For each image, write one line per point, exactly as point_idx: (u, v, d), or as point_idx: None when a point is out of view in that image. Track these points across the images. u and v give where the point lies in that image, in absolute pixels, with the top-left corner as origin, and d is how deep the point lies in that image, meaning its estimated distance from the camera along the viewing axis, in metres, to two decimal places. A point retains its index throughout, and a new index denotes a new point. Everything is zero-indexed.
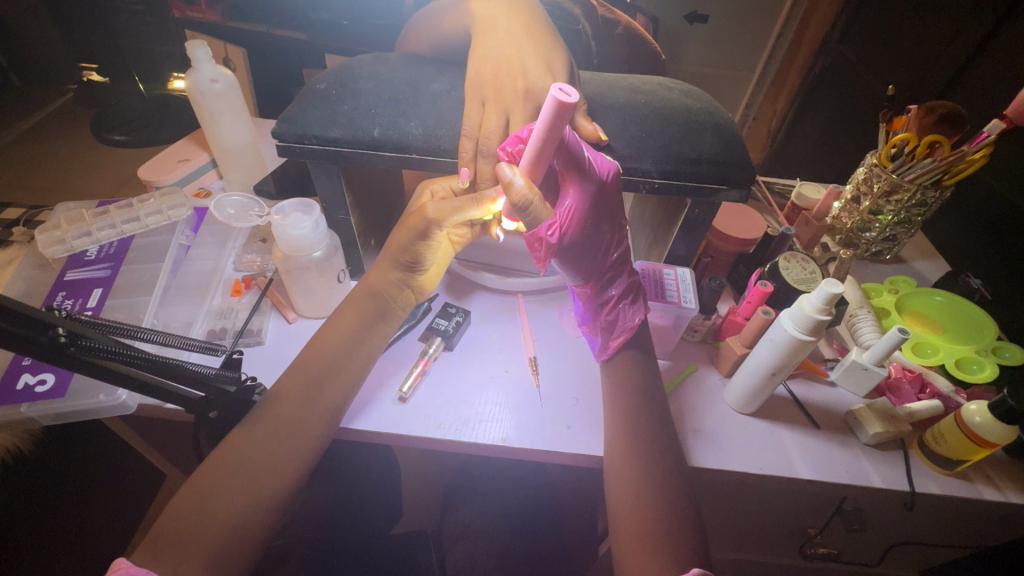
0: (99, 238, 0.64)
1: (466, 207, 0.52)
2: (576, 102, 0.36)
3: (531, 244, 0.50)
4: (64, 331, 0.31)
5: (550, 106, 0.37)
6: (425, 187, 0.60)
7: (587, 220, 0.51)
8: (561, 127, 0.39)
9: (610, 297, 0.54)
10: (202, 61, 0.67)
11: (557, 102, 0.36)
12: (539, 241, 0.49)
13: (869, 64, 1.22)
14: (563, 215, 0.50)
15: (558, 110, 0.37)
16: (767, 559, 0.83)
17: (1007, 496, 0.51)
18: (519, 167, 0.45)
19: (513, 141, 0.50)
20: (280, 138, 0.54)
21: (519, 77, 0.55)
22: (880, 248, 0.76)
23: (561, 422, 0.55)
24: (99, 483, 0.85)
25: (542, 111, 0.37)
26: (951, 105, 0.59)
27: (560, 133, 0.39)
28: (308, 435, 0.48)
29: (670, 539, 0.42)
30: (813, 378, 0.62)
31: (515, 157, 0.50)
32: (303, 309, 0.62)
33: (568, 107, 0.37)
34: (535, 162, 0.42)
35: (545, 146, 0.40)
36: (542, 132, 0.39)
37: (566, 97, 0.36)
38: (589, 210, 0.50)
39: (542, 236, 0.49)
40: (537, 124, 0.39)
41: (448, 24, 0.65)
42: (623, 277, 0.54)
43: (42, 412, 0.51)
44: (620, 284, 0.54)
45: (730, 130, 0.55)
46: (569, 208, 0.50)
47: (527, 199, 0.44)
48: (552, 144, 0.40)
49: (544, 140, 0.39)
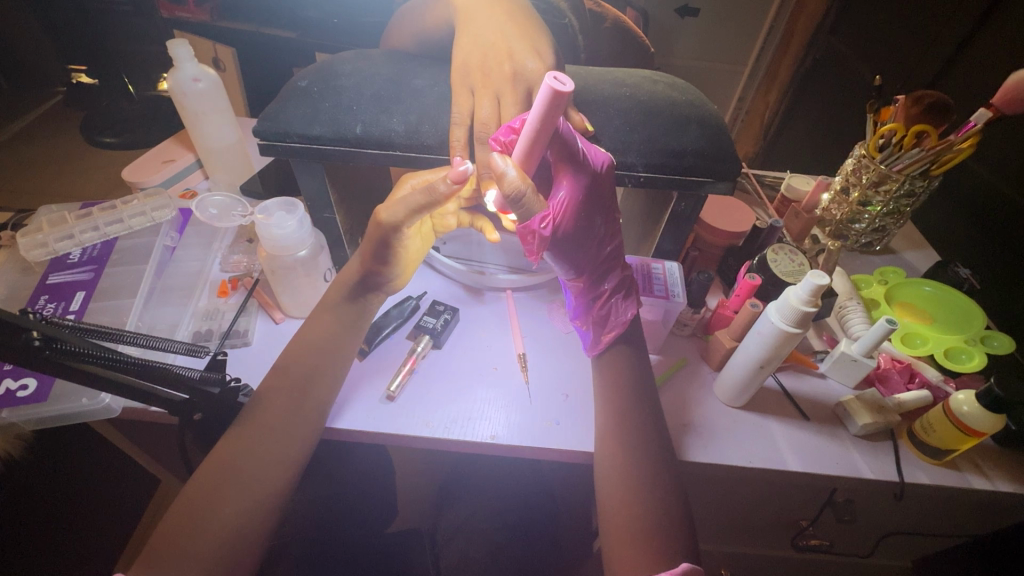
0: (82, 240, 0.64)
1: (425, 202, 0.49)
2: (571, 91, 0.35)
3: (522, 237, 0.48)
4: (38, 335, 0.31)
5: (545, 94, 0.35)
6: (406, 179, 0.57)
7: (581, 213, 0.49)
8: (556, 117, 0.37)
9: (603, 292, 0.54)
10: (184, 60, 0.66)
11: (552, 90, 0.35)
12: (531, 234, 0.47)
13: (860, 54, 1.21)
14: (556, 207, 0.48)
15: (553, 99, 0.35)
16: (760, 552, 0.83)
17: (995, 484, 0.51)
18: (512, 158, 0.43)
19: (506, 132, 0.47)
20: (261, 137, 0.53)
21: (506, 62, 0.54)
22: (870, 240, 0.76)
23: (550, 419, 0.54)
24: (87, 496, 0.84)
25: (537, 100, 0.36)
26: (937, 95, 0.59)
27: (554, 123, 0.38)
28: (297, 436, 0.48)
29: (658, 533, 0.42)
30: (802, 370, 0.61)
31: (509, 148, 0.47)
32: (290, 309, 0.62)
33: (564, 96, 0.35)
34: (529, 153, 0.41)
35: (539, 137, 0.39)
36: (536, 122, 0.38)
37: (561, 86, 0.35)
38: (583, 202, 0.48)
39: (534, 229, 0.46)
40: (532, 114, 0.38)
41: (432, 19, 0.65)
42: (616, 271, 0.54)
43: (24, 418, 0.50)
44: (614, 280, 0.53)
45: (716, 121, 0.55)
46: (563, 200, 0.48)
47: (519, 190, 0.41)
48: (545, 136, 0.39)
49: (539, 130, 0.38)
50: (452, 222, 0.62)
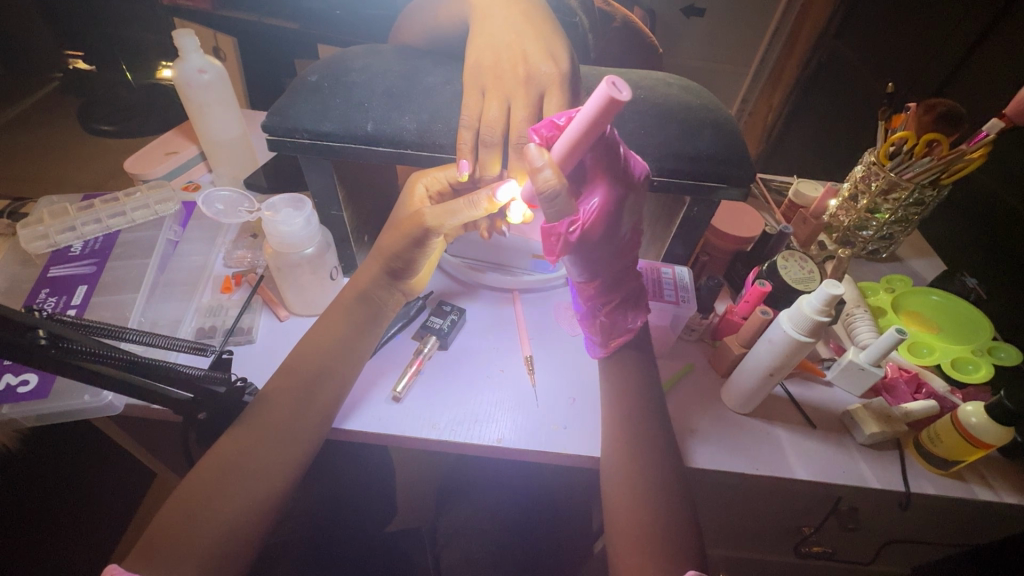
0: (84, 233, 0.63)
1: (465, 209, 0.49)
2: (627, 100, 0.34)
3: (545, 235, 0.47)
4: (44, 334, 0.30)
5: (600, 99, 0.34)
6: (416, 181, 0.58)
7: (609, 221, 0.47)
8: (604, 125, 0.36)
9: (613, 298, 0.52)
10: (190, 51, 0.65)
11: (609, 97, 0.34)
12: (555, 235, 0.46)
13: (865, 60, 1.21)
14: (587, 213, 0.46)
15: (607, 105, 0.34)
16: (760, 557, 0.83)
17: (1001, 496, 0.52)
18: (549, 154, 0.41)
19: (549, 125, 0.43)
20: (270, 132, 0.53)
21: (520, 64, 0.54)
22: (876, 247, 0.76)
23: (556, 422, 0.54)
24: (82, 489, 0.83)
25: (590, 101, 0.35)
26: (950, 103, 0.58)
27: (602, 129, 0.37)
28: (302, 436, 0.47)
29: (667, 540, 0.42)
30: (809, 378, 0.61)
31: (549, 143, 0.43)
32: (295, 307, 0.61)
33: (618, 104, 0.34)
34: (570, 153, 0.39)
35: (584, 139, 0.38)
36: (587, 119, 0.36)
37: (618, 94, 0.34)
38: (614, 211, 0.47)
39: (561, 231, 0.46)
40: (581, 115, 0.36)
41: (444, 16, 0.64)
42: (626, 279, 0.52)
43: (24, 413, 0.49)
44: (625, 286, 0.52)
45: (730, 126, 0.54)
46: (595, 207, 0.45)
47: (555, 188, 0.40)
48: (590, 140, 0.38)
49: (586, 134, 0.37)
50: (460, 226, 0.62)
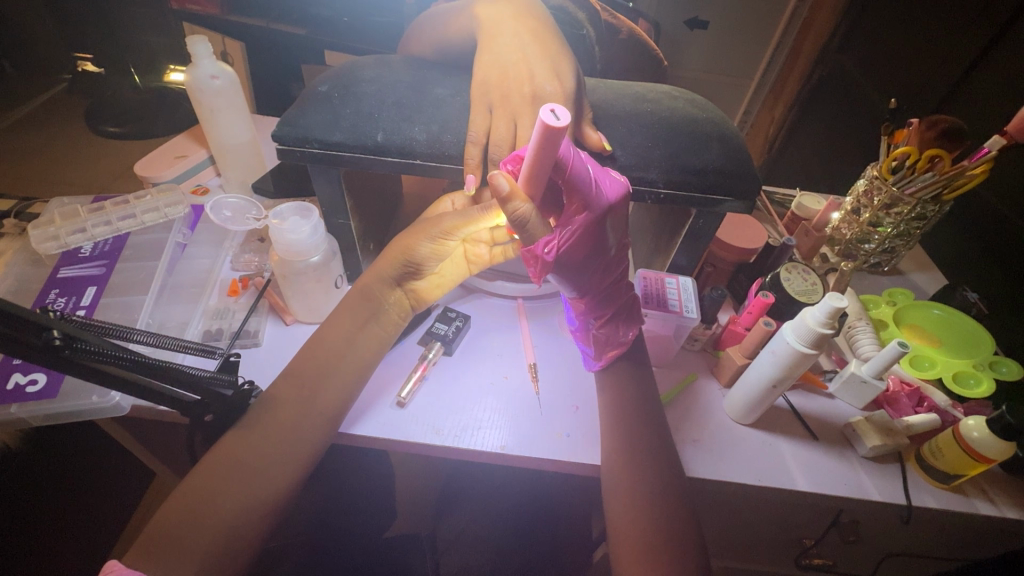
0: (93, 234, 0.64)
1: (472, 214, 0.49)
2: (565, 126, 0.34)
3: (525, 259, 0.47)
4: (60, 335, 0.30)
5: (539, 130, 0.34)
6: (446, 197, 0.57)
7: (587, 242, 0.48)
8: (553, 151, 0.36)
9: (602, 316, 0.53)
10: (202, 57, 0.66)
11: (545, 126, 0.34)
12: (534, 257, 0.46)
13: (868, 74, 1.22)
14: (563, 234, 0.47)
15: (546, 134, 0.34)
16: (761, 569, 0.83)
17: (1002, 511, 0.52)
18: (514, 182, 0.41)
19: (513, 160, 0.46)
20: (280, 142, 0.53)
21: (526, 83, 0.54)
22: (878, 260, 0.76)
23: (560, 430, 0.54)
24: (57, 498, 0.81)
25: (532, 134, 0.35)
26: (953, 120, 0.59)
27: (553, 155, 0.37)
28: (306, 438, 0.47)
29: (667, 550, 0.42)
30: (811, 390, 0.61)
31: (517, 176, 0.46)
32: (300, 314, 0.61)
33: (558, 131, 0.34)
34: (533, 180, 0.40)
35: (540, 167, 0.38)
36: (533, 156, 0.37)
37: (554, 121, 0.34)
38: (594, 233, 0.47)
39: (538, 253, 0.45)
40: (529, 147, 0.37)
41: (453, 29, 0.65)
42: (616, 297, 0.53)
43: (32, 413, 0.50)
44: (614, 304, 0.53)
45: (735, 140, 0.55)
46: (572, 230, 0.47)
47: (524, 216, 0.41)
48: (547, 165, 0.38)
49: (538, 161, 0.37)
50: (482, 252, 0.59)
